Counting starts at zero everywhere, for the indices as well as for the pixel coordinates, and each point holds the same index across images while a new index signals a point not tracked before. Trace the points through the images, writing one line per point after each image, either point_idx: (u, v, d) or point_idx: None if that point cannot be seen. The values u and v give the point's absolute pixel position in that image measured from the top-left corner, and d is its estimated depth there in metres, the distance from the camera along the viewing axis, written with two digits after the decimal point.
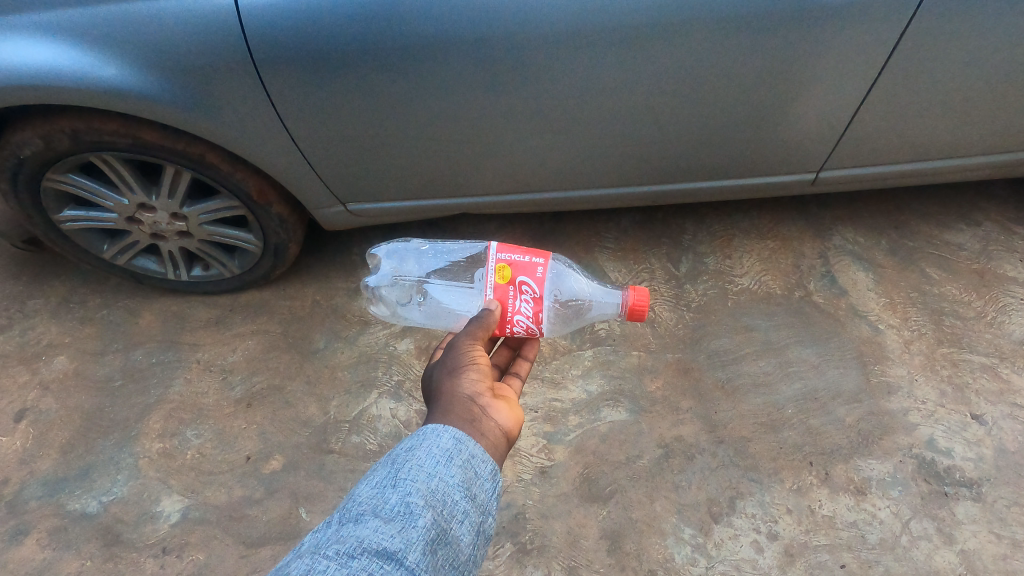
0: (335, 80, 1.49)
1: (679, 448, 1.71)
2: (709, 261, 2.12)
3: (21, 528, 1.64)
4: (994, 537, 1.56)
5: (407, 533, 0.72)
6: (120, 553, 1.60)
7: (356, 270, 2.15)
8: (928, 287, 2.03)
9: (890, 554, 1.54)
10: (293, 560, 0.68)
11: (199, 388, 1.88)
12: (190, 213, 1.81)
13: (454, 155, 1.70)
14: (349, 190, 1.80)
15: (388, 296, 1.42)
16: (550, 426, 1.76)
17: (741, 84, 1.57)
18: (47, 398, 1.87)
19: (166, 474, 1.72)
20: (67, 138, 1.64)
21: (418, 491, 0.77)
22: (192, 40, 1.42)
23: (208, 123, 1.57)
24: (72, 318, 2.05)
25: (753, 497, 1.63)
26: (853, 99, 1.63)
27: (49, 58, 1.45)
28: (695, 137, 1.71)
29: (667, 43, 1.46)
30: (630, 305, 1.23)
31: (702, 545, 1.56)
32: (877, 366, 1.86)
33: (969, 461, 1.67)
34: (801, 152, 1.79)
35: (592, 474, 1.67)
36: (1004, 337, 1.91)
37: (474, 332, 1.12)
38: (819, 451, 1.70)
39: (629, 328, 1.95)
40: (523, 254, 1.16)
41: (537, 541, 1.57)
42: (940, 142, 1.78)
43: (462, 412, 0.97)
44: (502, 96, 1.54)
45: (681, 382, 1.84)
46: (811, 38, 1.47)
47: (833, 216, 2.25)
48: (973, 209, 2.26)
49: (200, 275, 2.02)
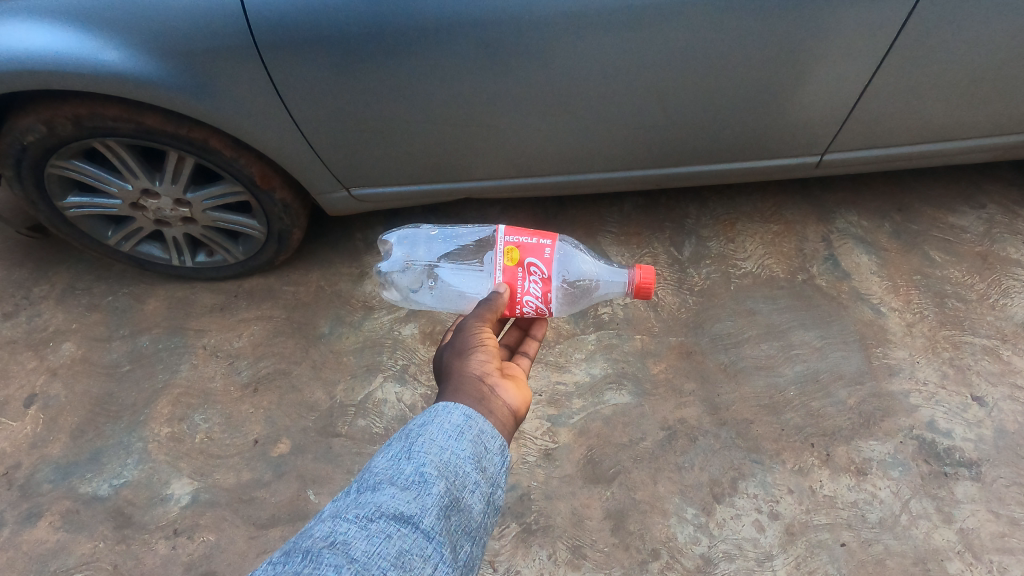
0: (339, 64, 1.49)
1: (682, 430, 1.73)
2: (711, 245, 2.12)
3: (34, 511, 1.67)
4: (993, 516, 1.58)
5: (422, 500, 0.73)
6: (132, 535, 1.62)
7: (358, 256, 2.15)
8: (930, 270, 2.03)
9: (890, 532, 1.56)
10: (315, 524, 0.69)
11: (206, 372, 1.90)
12: (194, 199, 1.81)
13: (459, 140, 1.70)
14: (353, 175, 1.79)
15: (400, 281, 1.43)
16: (554, 409, 1.78)
17: (745, 66, 1.56)
18: (55, 383, 1.89)
19: (176, 457, 1.75)
20: (71, 125, 1.64)
21: (432, 462, 0.79)
22: (194, 23, 1.41)
23: (212, 108, 1.56)
24: (79, 305, 2.06)
25: (755, 478, 1.65)
26: (858, 80, 1.62)
27: (50, 41, 1.44)
28: (700, 120, 1.70)
29: (674, 25, 1.45)
30: (637, 283, 1.25)
31: (704, 525, 1.58)
32: (879, 348, 1.87)
33: (969, 442, 1.69)
34: (805, 136, 1.78)
35: (596, 457, 1.69)
36: (1006, 319, 1.92)
37: (483, 315, 1.13)
38: (820, 433, 1.72)
39: (632, 312, 1.96)
40: (530, 236, 1.17)
41: (542, 522, 1.60)
42: (945, 125, 1.77)
43: (471, 389, 0.98)
44: (504, 79, 1.54)
45: (684, 365, 1.85)
46: (817, 18, 1.46)
47: (837, 198, 2.25)
48: (976, 191, 2.25)
49: (204, 261, 2.03)
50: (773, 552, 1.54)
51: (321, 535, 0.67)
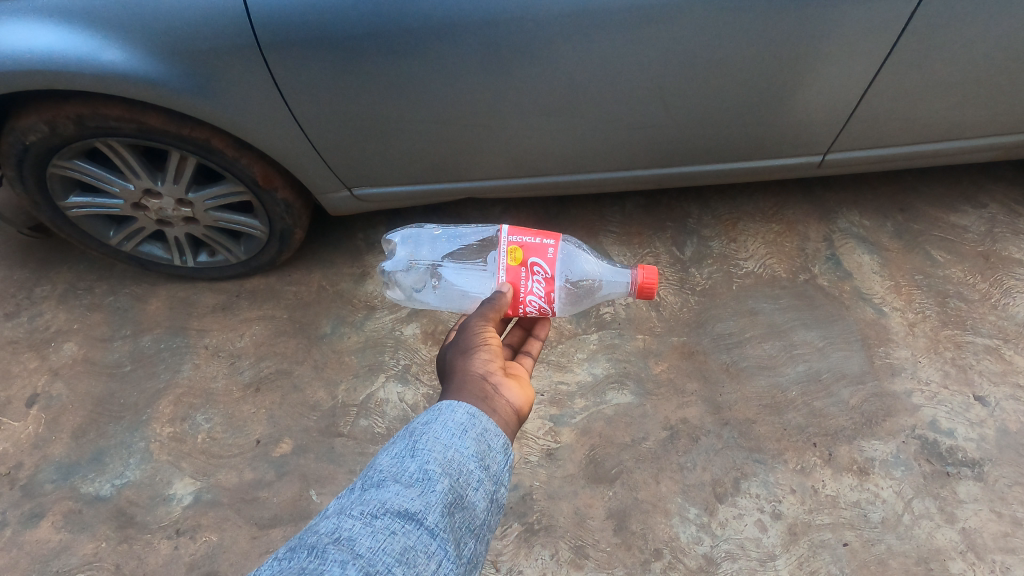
0: (341, 64, 1.49)
1: (684, 429, 1.73)
2: (713, 244, 2.12)
3: (36, 511, 1.67)
4: (995, 515, 1.58)
5: (426, 497, 0.73)
6: (134, 535, 1.62)
7: (360, 256, 2.15)
8: (933, 269, 2.03)
9: (892, 532, 1.56)
10: (320, 520, 0.69)
11: (208, 372, 1.90)
12: (196, 198, 1.81)
13: (462, 139, 1.70)
14: (355, 175, 1.79)
15: (403, 281, 1.43)
16: (556, 408, 1.78)
17: (748, 65, 1.56)
18: (57, 383, 1.89)
19: (178, 457, 1.75)
20: (73, 125, 1.64)
21: (436, 460, 0.78)
22: (197, 22, 1.41)
23: (215, 108, 1.56)
24: (81, 305, 2.06)
25: (757, 477, 1.65)
26: (861, 80, 1.62)
27: (51, 41, 1.44)
28: (702, 119, 1.70)
29: (676, 25, 1.45)
30: (641, 283, 1.25)
31: (707, 524, 1.58)
32: (881, 348, 1.87)
33: (971, 441, 1.69)
34: (807, 135, 1.78)
35: (598, 456, 1.69)
36: (1008, 319, 1.92)
37: (485, 314, 1.13)
38: (822, 433, 1.72)
39: (634, 312, 1.96)
40: (534, 236, 1.17)
41: (545, 522, 1.60)
42: (947, 124, 1.77)
43: (474, 388, 0.98)
44: (508, 79, 1.54)
45: (686, 364, 1.85)
46: (820, 17, 1.46)
47: (838, 198, 2.25)
48: (978, 191, 2.25)
49: (205, 261, 2.03)
50: (775, 552, 1.54)
51: (326, 531, 0.67)
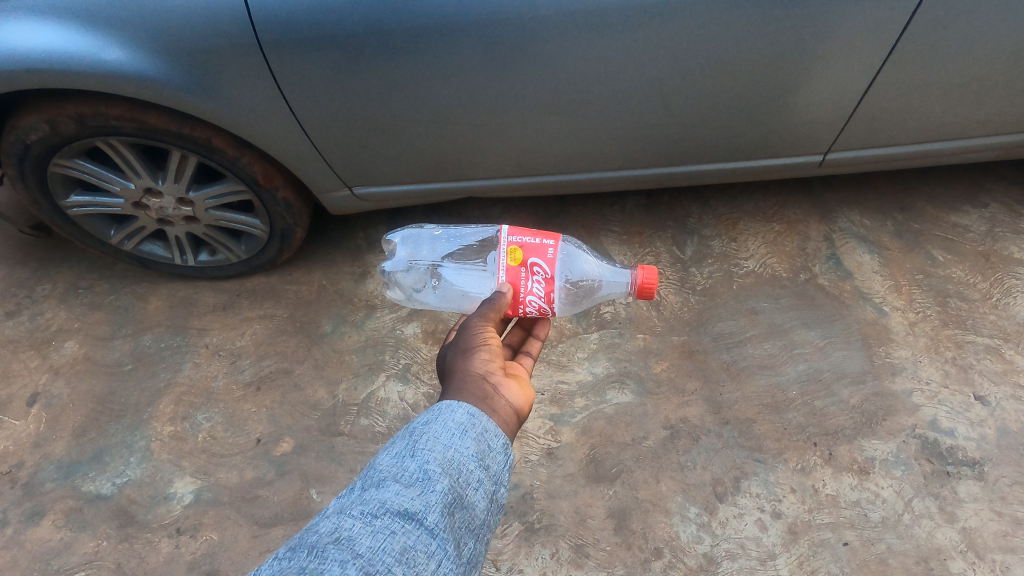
0: (342, 64, 1.49)
1: (684, 429, 1.73)
2: (714, 244, 2.12)
3: (37, 510, 1.67)
4: (995, 515, 1.58)
5: (426, 497, 0.74)
6: (135, 534, 1.63)
7: (361, 255, 2.15)
8: (933, 269, 2.03)
9: (892, 531, 1.56)
10: (320, 520, 0.69)
11: (209, 371, 1.90)
12: (196, 197, 1.81)
13: (462, 138, 1.70)
14: (356, 175, 1.79)
15: (403, 281, 1.43)
16: (557, 408, 1.78)
17: (748, 65, 1.56)
18: (58, 382, 1.89)
19: (178, 456, 1.75)
20: (73, 123, 1.64)
21: (436, 460, 0.79)
22: (198, 22, 1.41)
23: (216, 107, 1.57)
24: (81, 304, 2.06)
25: (757, 477, 1.65)
26: (860, 80, 1.62)
27: (51, 40, 1.44)
28: (702, 119, 1.70)
29: (676, 25, 1.45)
30: (641, 283, 1.25)
31: (707, 524, 1.58)
32: (881, 348, 1.87)
33: (971, 441, 1.69)
34: (807, 135, 1.78)
35: (599, 456, 1.69)
36: (1008, 318, 1.92)
37: (485, 314, 1.13)
38: (822, 433, 1.72)
39: (634, 312, 1.96)
40: (533, 236, 1.17)
41: (545, 521, 1.60)
42: (947, 124, 1.77)
43: (474, 388, 0.98)
44: (508, 78, 1.54)
45: (686, 364, 1.85)
46: (820, 17, 1.46)
47: (839, 198, 2.25)
48: (979, 191, 2.25)
49: (206, 260, 2.03)
50: (775, 551, 1.54)
51: (326, 531, 0.67)
